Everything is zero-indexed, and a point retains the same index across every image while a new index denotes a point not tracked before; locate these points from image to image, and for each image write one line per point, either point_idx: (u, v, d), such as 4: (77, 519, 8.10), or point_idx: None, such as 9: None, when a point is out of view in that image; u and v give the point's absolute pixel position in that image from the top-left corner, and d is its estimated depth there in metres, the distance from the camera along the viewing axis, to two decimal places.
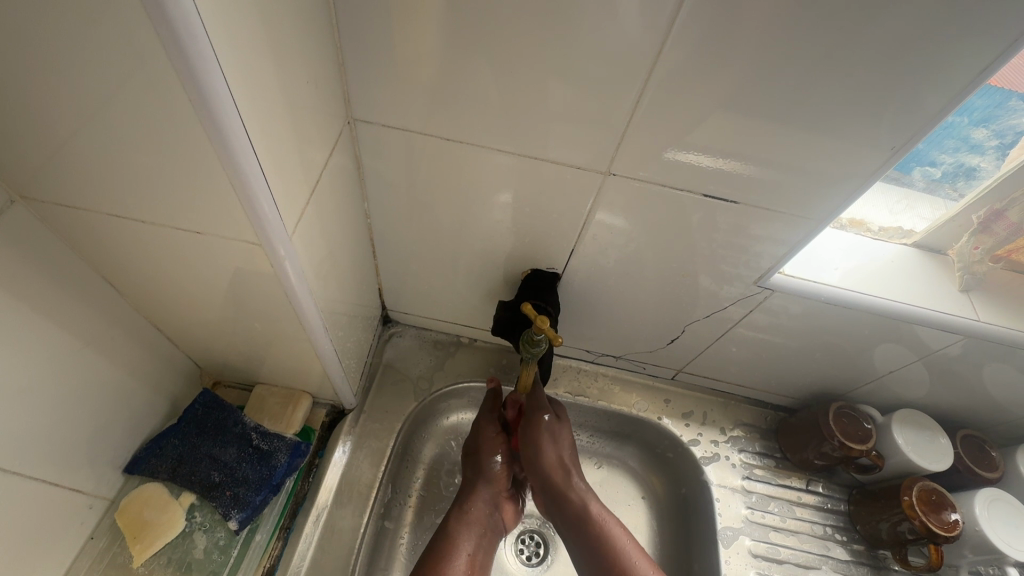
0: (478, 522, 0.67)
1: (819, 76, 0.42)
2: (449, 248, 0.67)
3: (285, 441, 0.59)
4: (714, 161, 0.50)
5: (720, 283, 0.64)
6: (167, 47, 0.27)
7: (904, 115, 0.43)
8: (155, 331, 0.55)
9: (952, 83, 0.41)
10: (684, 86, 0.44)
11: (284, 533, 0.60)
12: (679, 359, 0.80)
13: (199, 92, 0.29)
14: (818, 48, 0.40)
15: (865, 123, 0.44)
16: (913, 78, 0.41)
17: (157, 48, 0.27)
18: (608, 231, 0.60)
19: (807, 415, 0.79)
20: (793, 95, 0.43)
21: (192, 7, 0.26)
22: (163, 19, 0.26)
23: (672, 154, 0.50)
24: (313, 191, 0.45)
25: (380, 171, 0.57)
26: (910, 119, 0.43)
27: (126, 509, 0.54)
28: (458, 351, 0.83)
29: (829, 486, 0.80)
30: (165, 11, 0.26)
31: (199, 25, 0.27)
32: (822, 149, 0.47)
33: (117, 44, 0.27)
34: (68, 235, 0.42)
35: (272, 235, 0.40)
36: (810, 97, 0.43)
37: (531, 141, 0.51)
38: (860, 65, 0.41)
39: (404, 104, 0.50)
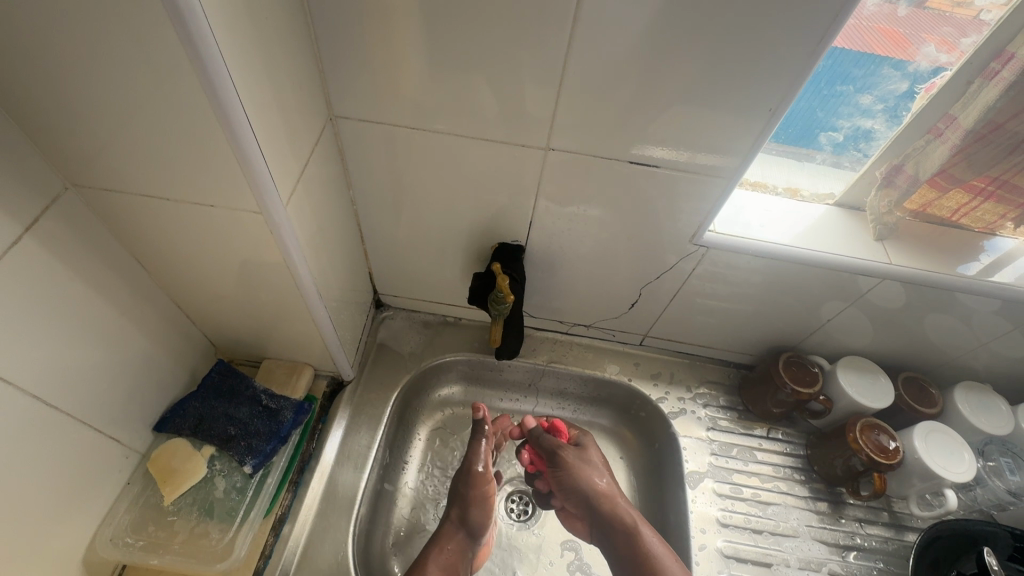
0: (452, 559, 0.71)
1: (708, 53, 0.50)
2: (426, 230, 0.76)
3: (290, 400, 0.68)
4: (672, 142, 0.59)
5: (664, 247, 0.73)
6: (186, 49, 0.36)
7: (786, 81, 0.52)
8: (175, 307, 0.65)
9: (816, 52, 0.49)
10: (601, 70, 0.53)
11: (293, 486, 0.68)
12: (643, 324, 0.89)
13: (211, 84, 0.38)
14: (702, 31, 0.49)
15: (757, 91, 0.53)
16: (786, 51, 0.49)
17: (173, 50, 0.37)
18: (561, 204, 0.69)
19: (763, 368, 0.87)
20: (692, 72, 0.52)
21: (204, 19, 0.35)
22: (183, 29, 0.35)
23: (600, 130, 0.59)
24: (302, 174, 0.55)
25: (361, 162, 0.67)
26: (791, 84, 0.52)
27: (156, 460, 0.62)
28: (445, 329, 0.92)
29: (789, 433, 0.88)
30: (185, 23, 0.35)
31: (209, 33, 0.36)
32: (726, 117, 0.56)
33: (144, 52, 0.37)
34: (107, 216, 0.52)
35: (270, 204, 0.49)
36: (707, 72, 0.52)
37: (483, 127, 0.60)
38: (742, 40, 0.49)
39: (375, 101, 0.59)
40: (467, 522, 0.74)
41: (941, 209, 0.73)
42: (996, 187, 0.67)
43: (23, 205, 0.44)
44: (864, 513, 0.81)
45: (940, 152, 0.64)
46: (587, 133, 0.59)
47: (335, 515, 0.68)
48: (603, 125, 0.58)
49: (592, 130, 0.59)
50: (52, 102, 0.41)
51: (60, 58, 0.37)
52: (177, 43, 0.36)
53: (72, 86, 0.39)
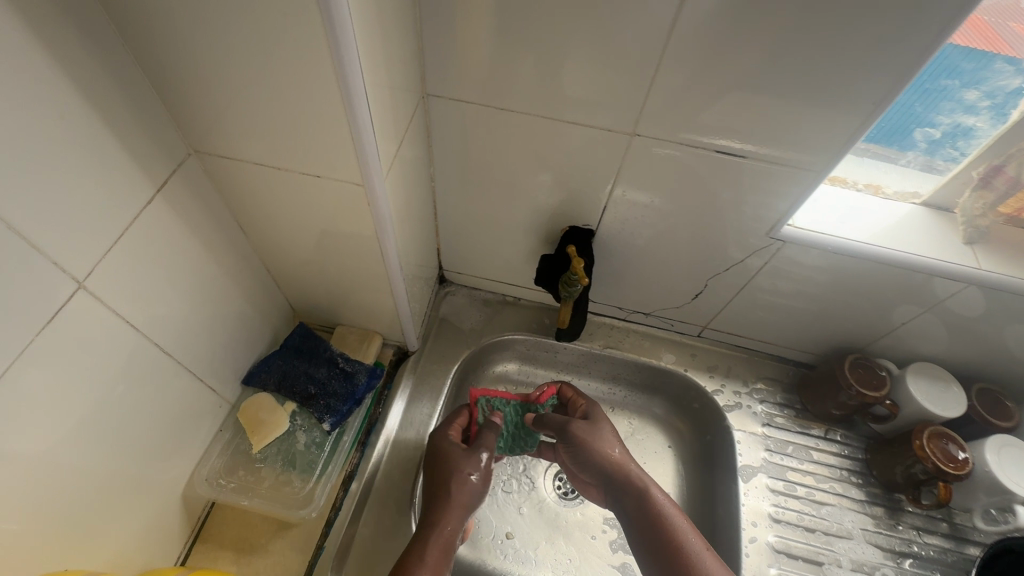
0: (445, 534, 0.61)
1: (816, 42, 0.49)
2: (498, 210, 0.77)
3: (364, 364, 0.71)
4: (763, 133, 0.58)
5: (737, 240, 0.72)
6: (325, 30, 0.39)
7: (897, 74, 0.49)
8: (265, 270, 0.69)
9: (935, 45, 0.47)
10: (701, 58, 0.52)
11: (362, 446, 0.72)
12: (704, 316, 0.88)
13: (341, 63, 0.41)
14: (815, 20, 0.47)
15: (863, 83, 0.51)
16: (902, 42, 0.47)
17: (306, 28, 0.39)
18: (636, 191, 0.69)
19: (826, 368, 0.85)
20: (797, 64, 0.51)
21: (344, 0, 0.37)
22: (327, 11, 0.37)
23: (690, 119, 0.58)
24: (398, 151, 0.56)
25: (444, 140, 0.68)
26: (902, 78, 0.50)
27: (245, 411, 0.67)
28: (505, 308, 0.94)
29: (848, 435, 0.86)
30: (330, 6, 0.37)
31: (347, 14, 0.38)
32: (825, 112, 0.54)
33: (280, 29, 0.39)
34: (218, 182, 0.56)
35: (372, 178, 0.51)
36: (813, 62, 0.50)
37: (570, 110, 0.61)
38: (856, 29, 0.47)
39: (467, 81, 0.60)
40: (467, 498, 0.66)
41: None
42: None
43: (153, 168, 0.48)
44: (922, 522, 0.80)
45: None
46: (676, 121, 0.59)
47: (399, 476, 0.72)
48: (693, 114, 0.58)
49: (681, 118, 0.58)
50: (190, 72, 0.44)
51: (202, 32, 0.40)
52: (312, 21, 0.38)
53: (210, 58, 0.42)
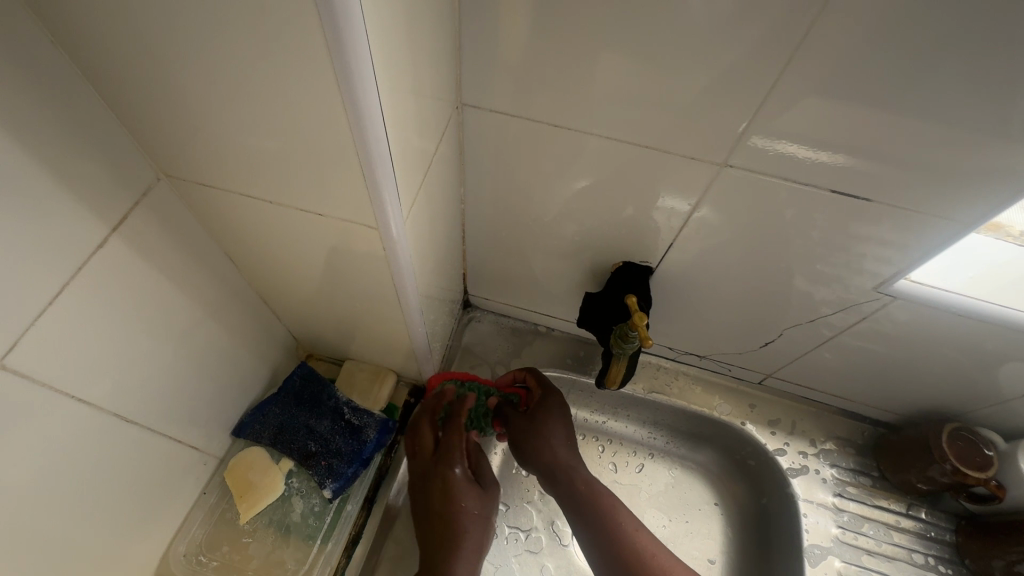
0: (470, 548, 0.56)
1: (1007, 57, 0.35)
2: (539, 238, 0.65)
3: (375, 417, 0.61)
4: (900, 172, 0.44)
5: (831, 290, 0.59)
6: (325, 30, 0.27)
7: None
8: (262, 303, 0.58)
9: None
10: (833, 72, 0.39)
11: (369, 503, 0.60)
12: (770, 364, 0.75)
13: (347, 76, 0.29)
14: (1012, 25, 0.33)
15: None
16: None
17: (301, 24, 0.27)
18: (713, 229, 0.56)
19: (915, 433, 0.72)
20: (971, 88, 0.37)
21: None
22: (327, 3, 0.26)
23: (800, 149, 0.45)
24: (423, 180, 0.44)
25: (479, 157, 0.56)
26: None
27: (233, 472, 0.57)
28: (536, 340, 0.82)
29: (933, 513, 0.74)
30: None
31: (356, 9, 0.26)
32: (992, 152, 0.40)
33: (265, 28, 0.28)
34: (198, 210, 0.45)
35: (387, 219, 0.40)
36: (997, 85, 0.36)
37: (640, 130, 0.48)
38: None
39: (513, 89, 0.48)
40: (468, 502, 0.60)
41: None
42: None
43: (99, 191, 0.37)
44: None
45: None
46: (779, 150, 0.46)
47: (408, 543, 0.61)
48: (805, 143, 0.44)
49: (789, 146, 0.45)
50: (153, 77, 0.33)
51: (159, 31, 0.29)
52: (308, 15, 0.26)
53: (177, 61, 0.31)
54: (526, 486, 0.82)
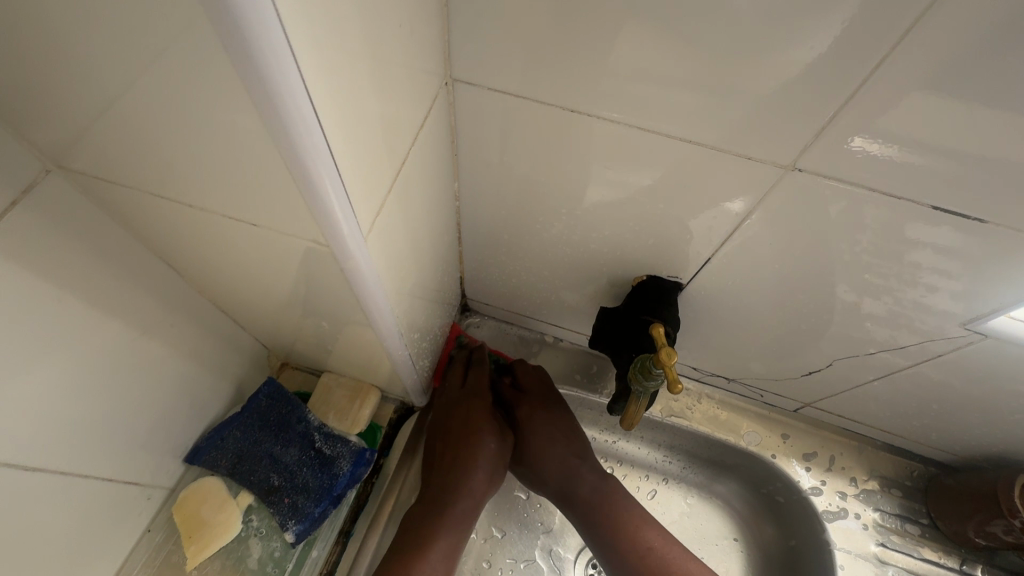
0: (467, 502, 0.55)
1: None
2: (549, 243, 0.55)
3: (350, 447, 0.53)
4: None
5: (902, 319, 0.49)
6: None
7: None
8: (220, 313, 0.50)
9: None
10: (966, 47, 0.28)
11: (342, 538, 0.55)
12: (810, 392, 0.65)
13: (238, 31, 0.20)
14: None
15: None
16: None
17: None
18: (762, 242, 0.45)
19: (978, 479, 0.62)
20: None
21: None
22: None
23: (897, 151, 0.34)
24: (400, 180, 0.34)
25: (476, 147, 0.46)
26: None
27: (182, 507, 0.50)
28: (542, 351, 0.73)
29: (990, 570, 0.65)
30: None
31: None
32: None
33: None
34: (116, 210, 0.36)
35: (341, 232, 0.30)
36: None
37: (682, 118, 0.37)
38: None
39: (520, 62, 0.37)
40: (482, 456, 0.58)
41: None
42: None
43: None
44: None
45: None
46: (867, 151, 0.35)
47: None
48: (903, 144, 0.34)
49: (880, 147, 0.34)
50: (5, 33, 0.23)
51: None
52: None
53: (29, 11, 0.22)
54: (524, 509, 0.75)
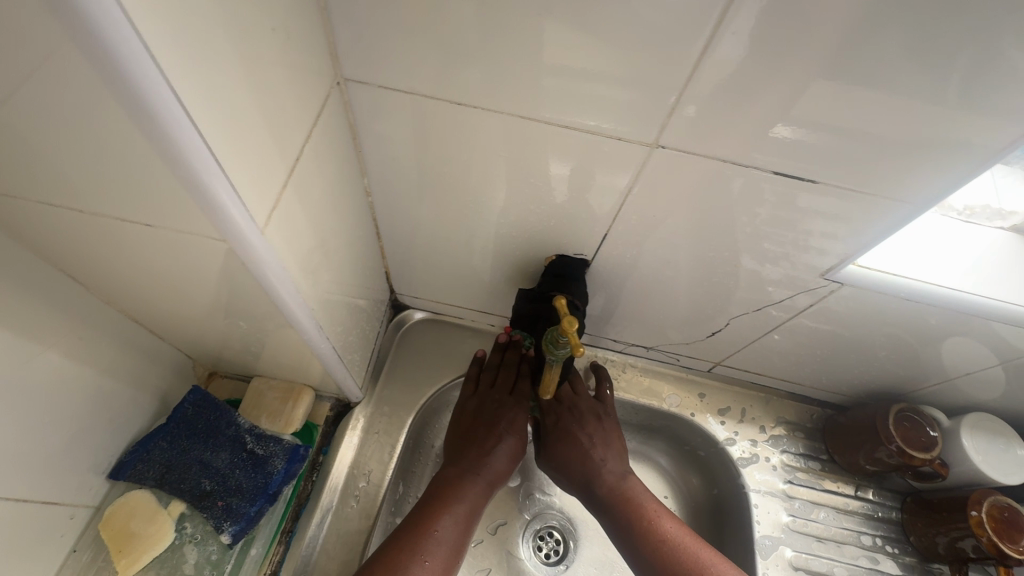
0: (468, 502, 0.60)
1: (929, 23, 0.31)
2: (461, 232, 0.58)
3: (282, 445, 0.54)
4: (837, 148, 0.40)
5: (777, 274, 0.55)
6: (59, 12, 0.20)
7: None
8: (133, 325, 0.49)
9: None
10: (760, 38, 0.34)
11: (285, 537, 0.58)
12: (718, 353, 0.72)
13: (114, 70, 0.22)
14: None
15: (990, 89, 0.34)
16: None
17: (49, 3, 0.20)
18: (648, 216, 0.50)
19: (863, 414, 0.70)
20: (902, 53, 0.33)
21: None
22: None
23: (800, 129, 0.39)
24: (297, 176, 0.36)
25: (377, 143, 0.48)
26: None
27: (110, 521, 0.50)
28: (473, 338, 0.76)
29: (880, 492, 0.74)
30: None
31: None
32: (958, 119, 0.36)
33: None
34: (6, 225, 0.35)
35: (238, 229, 0.31)
36: (923, 52, 0.33)
37: (554, 108, 0.41)
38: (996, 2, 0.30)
39: (405, 61, 0.40)
40: (491, 468, 0.64)
41: None
42: None
43: None
44: None
45: None
46: (800, 138, 0.40)
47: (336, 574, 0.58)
48: (795, 126, 0.39)
49: (798, 131, 0.39)
50: None
51: None
52: None
53: None
54: None
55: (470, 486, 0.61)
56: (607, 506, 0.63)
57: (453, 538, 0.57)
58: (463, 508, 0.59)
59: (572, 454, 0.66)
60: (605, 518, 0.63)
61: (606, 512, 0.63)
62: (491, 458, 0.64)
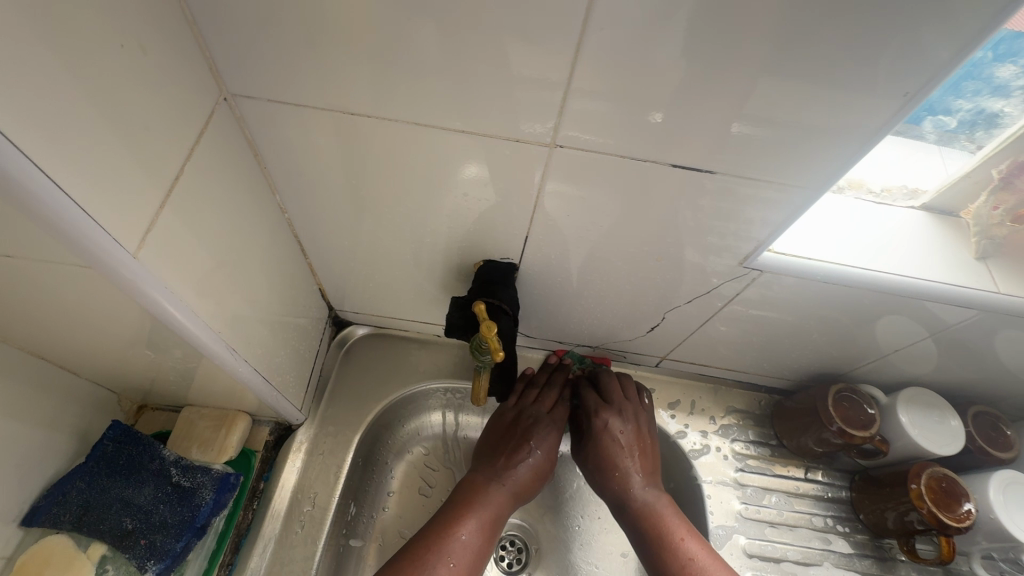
0: (493, 509, 0.63)
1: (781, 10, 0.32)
2: (387, 243, 0.57)
3: (210, 474, 0.52)
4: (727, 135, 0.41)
5: (703, 267, 0.55)
6: None
7: (897, 55, 0.34)
8: (37, 363, 0.47)
9: (947, 10, 0.31)
10: (628, 33, 0.35)
11: (227, 569, 0.57)
12: (662, 347, 0.73)
13: None
14: None
15: (854, 73, 0.35)
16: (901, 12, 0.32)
17: None
18: (566, 215, 0.50)
19: (806, 398, 0.71)
20: (761, 42, 0.34)
21: None
22: None
23: (748, 124, 0.40)
24: (176, 196, 0.35)
25: (284, 159, 0.47)
26: (909, 60, 0.34)
27: (21, 573, 0.46)
28: (418, 350, 0.75)
29: (830, 473, 0.75)
30: None
31: None
32: (837, 101, 0.37)
33: None
34: None
35: (107, 256, 0.30)
36: (782, 36, 0.34)
37: (449, 112, 0.41)
38: None
39: (293, 75, 0.40)
40: (519, 475, 0.66)
41: None
42: None
43: None
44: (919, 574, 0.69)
45: None
46: (751, 133, 0.40)
47: None
48: (741, 124, 0.40)
49: (753, 128, 0.40)
50: None
51: None
52: None
53: None
54: None
55: (497, 493, 0.64)
56: (636, 519, 0.64)
57: (474, 544, 0.59)
58: (487, 513, 0.62)
59: (603, 462, 0.68)
60: (630, 528, 0.65)
61: (634, 523, 0.64)
62: (519, 465, 0.67)
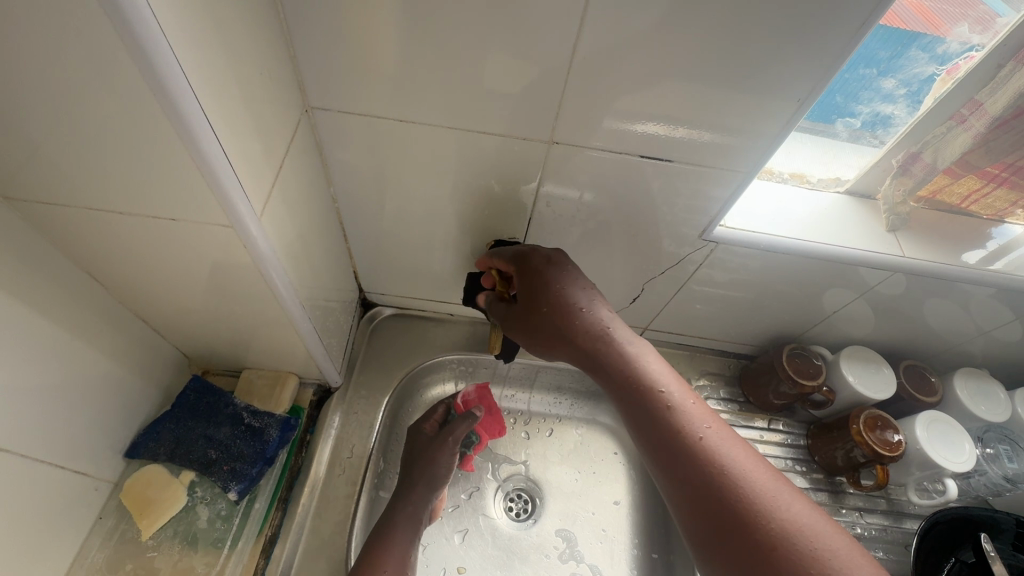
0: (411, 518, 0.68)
1: (716, 41, 0.46)
2: (414, 230, 0.70)
3: (275, 417, 0.66)
4: (685, 132, 0.54)
5: (673, 244, 0.68)
6: (148, 81, 0.32)
7: (797, 72, 0.48)
8: (139, 323, 0.58)
9: (828, 39, 0.45)
10: (607, 58, 0.48)
11: (283, 503, 0.66)
12: (645, 319, 0.85)
13: (175, 113, 0.34)
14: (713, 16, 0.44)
15: (770, 85, 0.49)
16: (798, 41, 0.45)
17: (134, 71, 0.32)
18: (562, 200, 0.63)
19: (766, 358, 0.84)
20: (702, 63, 0.47)
21: (164, 41, 0.31)
22: (143, 58, 0.31)
23: (715, 133, 0.53)
24: (276, 182, 0.47)
25: (339, 158, 0.60)
26: (806, 74, 0.48)
27: (130, 492, 0.60)
28: (436, 326, 0.87)
29: (790, 423, 0.87)
30: (147, 54, 0.31)
31: (171, 56, 0.32)
32: (758, 108, 0.51)
33: (91, 62, 0.31)
34: (50, 233, 0.45)
35: (246, 222, 0.43)
36: (716, 59, 0.47)
37: (473, 118, 0.54)
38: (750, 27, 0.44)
39: (356, 92, 0.52)
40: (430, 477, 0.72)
41: (947, 195, 0.69)
42: (1009, 172, 0.65)
43: None
44: (863, 502, 0.82)
45: (961, 140, 0.62)
46: (694, 136, 0.54)
47: (328, 532, 0.66)
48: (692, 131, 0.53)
49: (691, 131, 0.54)
50: None
51: None
52: (129, 61, 0.31)
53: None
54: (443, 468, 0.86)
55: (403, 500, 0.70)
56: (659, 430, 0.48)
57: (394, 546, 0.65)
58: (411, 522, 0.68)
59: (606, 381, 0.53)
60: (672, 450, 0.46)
61: (691, 483, 0.44)
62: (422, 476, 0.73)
